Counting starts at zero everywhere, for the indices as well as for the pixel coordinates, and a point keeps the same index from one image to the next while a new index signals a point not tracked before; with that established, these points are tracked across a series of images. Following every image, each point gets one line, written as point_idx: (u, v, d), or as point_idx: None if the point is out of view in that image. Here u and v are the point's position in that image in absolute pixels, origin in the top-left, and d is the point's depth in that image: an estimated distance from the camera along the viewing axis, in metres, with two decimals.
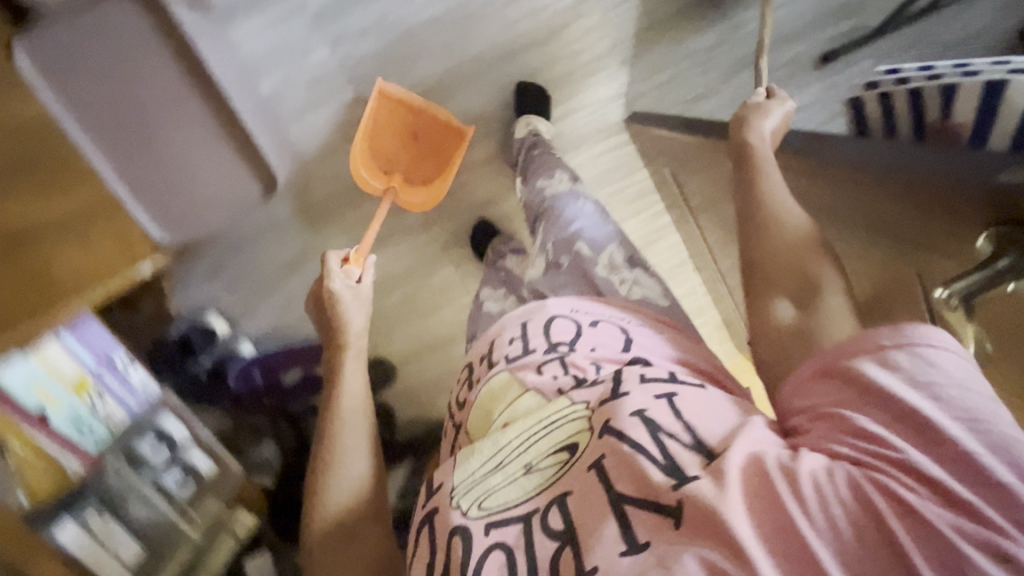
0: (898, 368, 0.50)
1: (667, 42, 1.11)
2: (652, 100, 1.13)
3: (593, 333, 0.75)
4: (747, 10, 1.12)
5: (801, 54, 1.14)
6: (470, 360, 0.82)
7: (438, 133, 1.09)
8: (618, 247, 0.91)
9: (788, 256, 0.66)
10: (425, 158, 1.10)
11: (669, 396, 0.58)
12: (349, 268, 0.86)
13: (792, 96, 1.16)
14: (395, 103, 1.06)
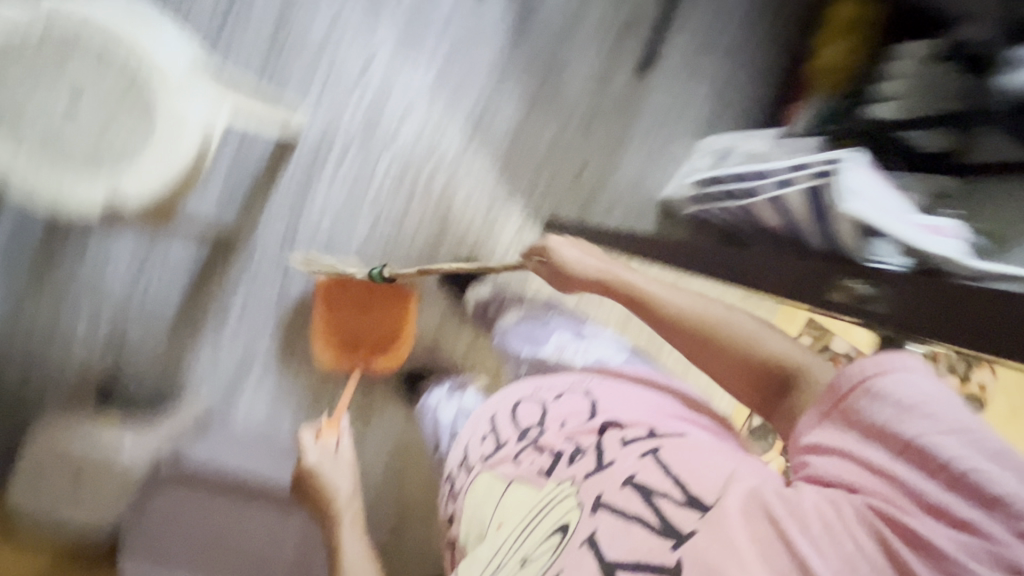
0: (885, 396, 0.47)
1: (525, 156, 1.22)
2: (551, 203, 1.24)
3: (560, 408, 0.71)
4: (560, 88, 1.23)
5: (624, 83, 1.26)
6: (450, 469, 0.79)
7: (384, 311, 1.15)
8: (563, 332, 0.97)
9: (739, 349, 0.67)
10: (374, 328, 1.15)
11: (654, 452, 0.57)
12: (322, 439, 1.00)
13: (644, 113, 1.27)
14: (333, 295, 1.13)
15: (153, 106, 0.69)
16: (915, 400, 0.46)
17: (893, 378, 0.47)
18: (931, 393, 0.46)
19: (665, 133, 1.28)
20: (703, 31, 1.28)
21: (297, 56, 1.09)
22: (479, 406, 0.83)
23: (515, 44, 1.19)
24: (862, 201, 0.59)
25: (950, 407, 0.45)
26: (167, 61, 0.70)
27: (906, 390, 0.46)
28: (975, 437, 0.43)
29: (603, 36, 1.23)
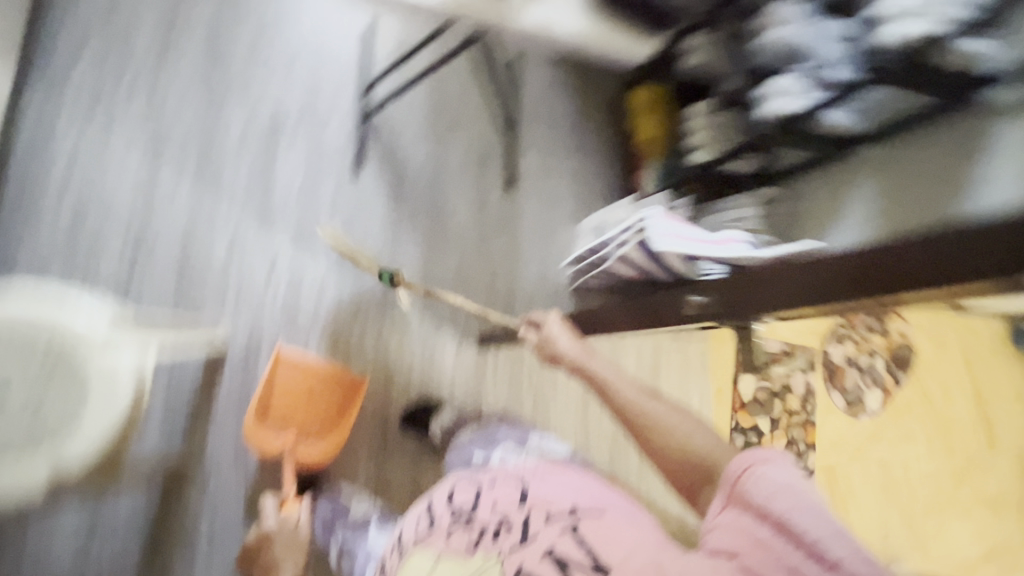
0: (762, 481, 0.61)
1: (439, 289, 1.29)
2: (477, 321, 1.31)
3: (495, 491, 0.76)
4: (448, 221, 1.33)
5: (500, 197, 1.38)
6: (384, 555, 0.82)
7: (335, 394, 1.10)
8: (506, 442, 0.98)
9: (679, 443, 0.73)
10: (317, 411, 1.08)
11: (572, 528, 0.68)
12: (285, 508, 0.93)
13: (526, 215, 1.39)
14: (285, 375, 1.06)
15: (81, 370, 0.73)
16: (783, 485, 0.60)
17: (761, 468, 0.62)
18: (792, 482, 0.61)
19: (550, 226, 1.41)
20: (550, 132, 1.44)
21: (203, 278, 1.13)
22: (419, 499, 0.82)
23: (398, 200, 1.28)
24: (675, 242, 0.73)
25: (804, 490, 0.60)
26: (83, 325, 0.75)
27: (772, 480, 0.61)
28: (813, 515, 0.58)
29: (469, 166, 1.36)
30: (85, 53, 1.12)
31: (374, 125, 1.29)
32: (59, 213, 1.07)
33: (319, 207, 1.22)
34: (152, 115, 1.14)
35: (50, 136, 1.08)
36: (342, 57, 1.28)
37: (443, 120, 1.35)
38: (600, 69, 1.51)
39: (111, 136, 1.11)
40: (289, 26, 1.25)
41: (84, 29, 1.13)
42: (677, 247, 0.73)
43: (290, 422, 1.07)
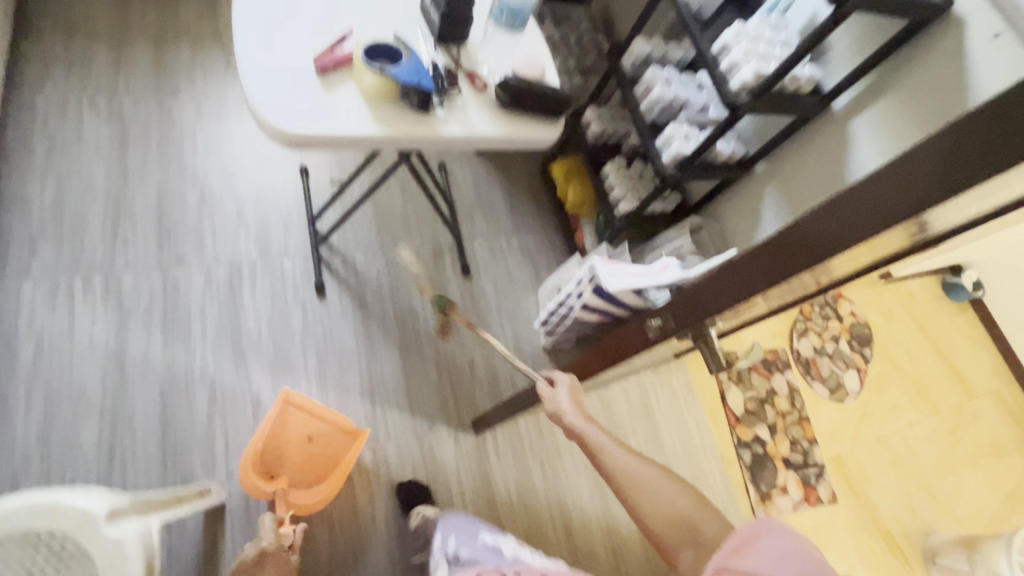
0: (762, 549, 0.62)
1: (424, 385, 1.32)
2: (468, 405, 1.33)
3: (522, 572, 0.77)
4: (418, 318, 1.38)
5: (460, 285, 1.46)
6: None
7: (332, 441, 1.15)
8: (504, 535, 0.99)
9: (661, 502, 0.77)
10: (314, 461, 1.14)
11: None
12: (283, 532, 0.98)
13: (488, 295, 1.48)
14: (288, 415, 1.14)
15: (90, 553, 0.64)
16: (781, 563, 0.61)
17: (761, 537, 0.64)
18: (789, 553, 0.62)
19: (512, 299, 1.49)
20: (489, 217, 1.56)
21: (189, 438, 1.11)
22: None
23: (365, 312, 1.34)
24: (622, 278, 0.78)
25: (806, 559, 0.60)
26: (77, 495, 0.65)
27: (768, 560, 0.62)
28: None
29: (423, 265, 1.44)
30: (39, 251, 1.16)
31: (327, 250, 1.37)
32: (30, 413, 1.05)
33: (291, 338, 1.26)
34: (113, 293, 1.17)
35: (12, 338, 1.09)
36: (285, 199, 1.37)
37: (390, 231, 1.44)
38: (518, 153, 1.67)
39: (74, 322, 1.13)
40: (231, 183, 1.35)
41: (34, 231, 1.17)
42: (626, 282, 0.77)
43: (282, 468, 1.12)
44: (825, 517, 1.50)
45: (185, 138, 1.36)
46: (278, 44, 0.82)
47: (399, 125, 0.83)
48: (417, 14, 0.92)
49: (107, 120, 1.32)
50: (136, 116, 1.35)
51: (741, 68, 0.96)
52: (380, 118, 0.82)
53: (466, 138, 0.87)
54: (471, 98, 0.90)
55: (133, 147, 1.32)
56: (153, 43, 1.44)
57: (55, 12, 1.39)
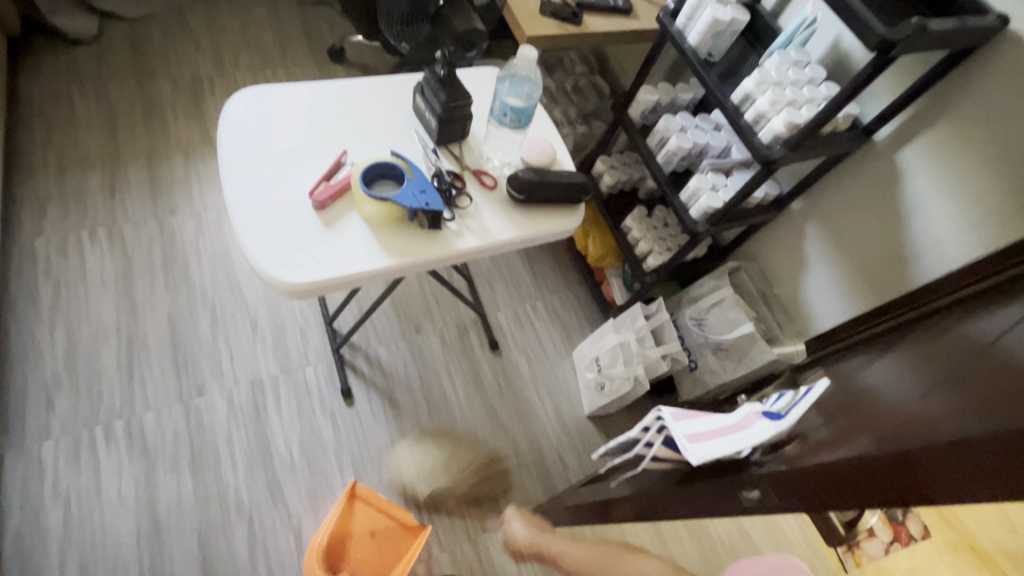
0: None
1: (470, 481, 1.23)
2: (520, 495, 1.24)
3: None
4: (453, 407, 1.30)
5: (491, 362, 1.37)
6: None
7: (395, 538, 1.09)
8: None
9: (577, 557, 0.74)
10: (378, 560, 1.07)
11: None
12: None
13: (522, 367, 1.39)
14: (357, 505, 1.09)
15: None
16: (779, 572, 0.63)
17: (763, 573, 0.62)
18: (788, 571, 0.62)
19: (547, 368, 1.40)
20: (509, 283, 1.48)
21: None
22: None
23: (397, 411, 1.27)
24: (702, 442, 0.54)
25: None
26: None
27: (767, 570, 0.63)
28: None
29: (450, 348, 1.37)
30: (57, 405, 1.11)
31: (348, 350, 1.30)
32: None
33: (325, 454, 1.19)
34: (136, 437, 1.12)
35: (40, 504, 1.03)
36: (299, 303, 1.32)
37: (411, 317, 1.38)
38: None
39: (101, 476, 1.08)
40: (243, 296, 1.30)
41: (49, 383, 1.13)
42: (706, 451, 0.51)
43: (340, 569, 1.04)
44: (921, 554, 1.37)
45: (190, 256, 1.32)
46: (274, 187, 0.76)
47: (414, 251, 0.76)
48: (414, 120, 0.87)
49: (110, 251, 1.29)
50: (138, 241, 1.31)
51: (771, 119, 0.88)
52: (392, 247, 0.75)
53: (484, 247, 0.79)
54: (482, 201, 0.83)
55: (139, 275, 1.28)
56: (146, 161, 1.41)
57: (45, 147, 1.36)
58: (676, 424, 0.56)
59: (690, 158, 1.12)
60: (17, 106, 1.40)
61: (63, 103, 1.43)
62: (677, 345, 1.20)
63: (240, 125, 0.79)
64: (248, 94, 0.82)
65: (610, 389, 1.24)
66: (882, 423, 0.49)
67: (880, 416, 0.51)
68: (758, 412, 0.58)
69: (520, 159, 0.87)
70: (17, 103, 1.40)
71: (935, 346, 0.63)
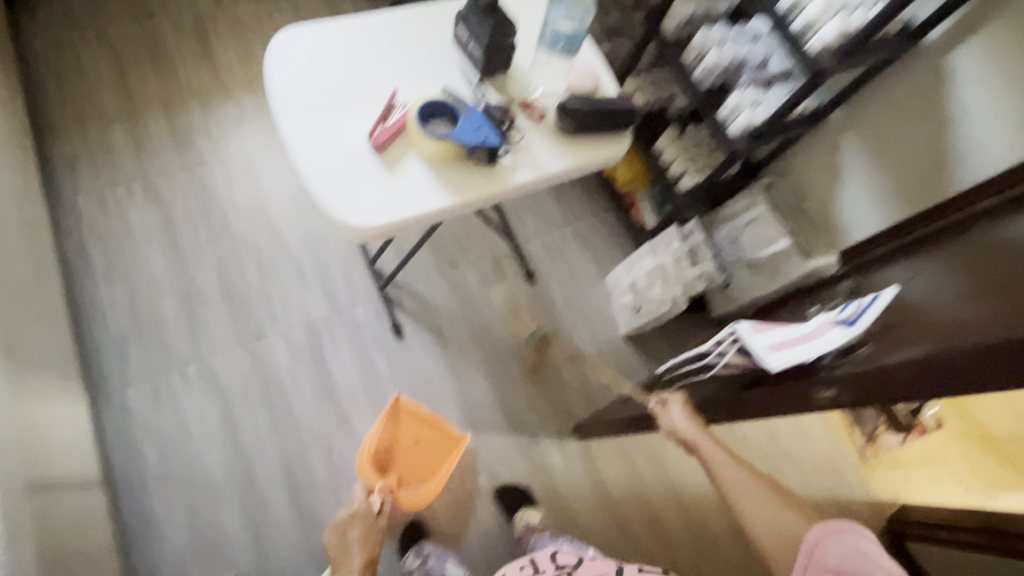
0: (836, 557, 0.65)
1: (518, 400, 1.32)
2: (565, 409, 1.34)
3: (598, 562, 0.81)
4: (495, 334, 1.37)
5: (528, 290, 1.43)
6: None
7: (437, 448, 1.18)
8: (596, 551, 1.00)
9: (736, 480, 0.77)
10: (422, 464, 1.17)
11: None
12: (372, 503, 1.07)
13: (558, 293, 1.44)
14: (402, 415, 1.18)
15: None
16: (850, 557, 0.64)
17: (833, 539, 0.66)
18: (879, 558, 0.63)
19: (582, 293, 1.45)
20: (539, 212, 1.50)
21: (318, 500, 1.16)
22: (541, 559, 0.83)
23: (444, 341, 1.34)
24: (782, 350, 0.59)
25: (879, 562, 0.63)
26: None
27: (840, 555, 0.65)
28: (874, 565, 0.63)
29: (488, 279, 1.41)
30: (130, 353, 1.19)
31: (392, 288, 1.35)
32: (174, 506, 1.11)
33: (383, 386, 1.27)
34: (208, 379, 1.20)
35: (133, 442, 1.14)
36: (338, 245, 1.35)
37: (446, 252, 1.41)
38: None
39: (183, 414, 1.17)
40: (283, 241, 1.33)
41: (118, 334, 1.20)
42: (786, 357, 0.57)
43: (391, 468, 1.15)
44: (933, 443, 1.46)
45: (226, 205, 1.33)
46: (330, 132, 0.77)
47: (474, 187, 0.78)
48: (454, 52, 0.85)
49: (147, 204, 1.30)
50: (172, 192, 1.32)
51: (822, 28, 0.86)
52: (451, 185, 0.77)
53: (539, 181, 0.81)
54: (533, 132, 0.83)
55: (180, 227, 1.30)
56: (164, 110, 1.38)
57: (61, 100, 1.34)
58: (753, 336, 0.61)
59: (727, 72, 1.08)
60: (25, 59, 1.36)
61: (69, 54, 1.39)
62: (712, 263, 1.25)
63: (287, 68, 0.79)
64: (287, 34, 0.81)
65: (648, 309, 1.30)
66: (935, 324, 0.54)
67: (932, 318, 0.56)
68: (824, 326, 0.62)
69: (566, 88, 0.86)
70: (24, 58, 1.37)
71: (981, 247, 0.66)
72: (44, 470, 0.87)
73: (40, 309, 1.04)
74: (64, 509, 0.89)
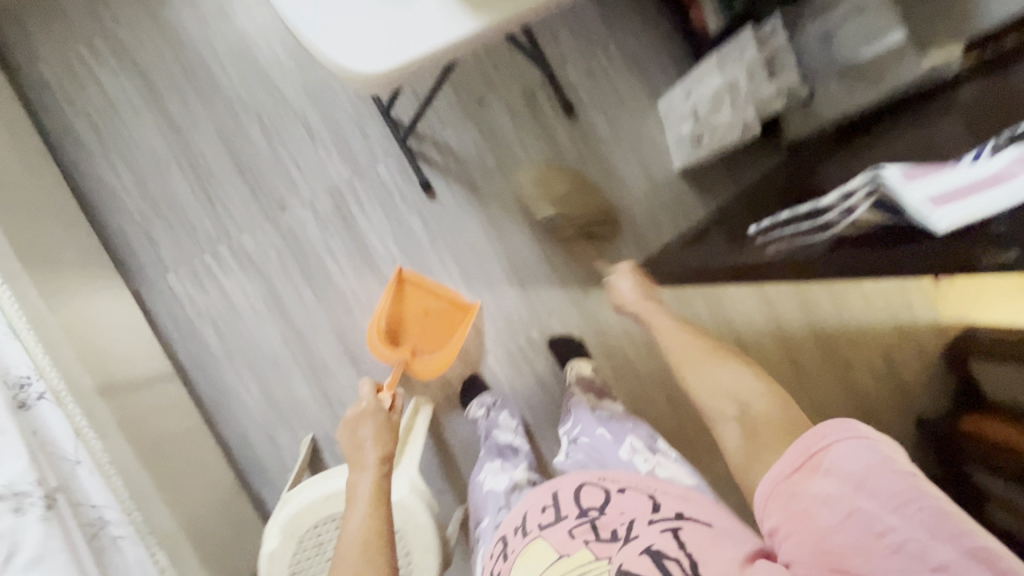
0: (832, 471, 0.54)
1: (566, 253, 1.24)
2: (617, 259, 1.26)
3: (623, 499, 0.71)
4: (535, 183, 1.24)
5: (568, 129, 1.24)
6: (506, 532, 0.77)
7: (446, 315, 1.18)
8: (635, 434, 0.90)
9: (686, 351, 0.82)
10: (432, 332, 1.17)
11: (674, 530, 0.65)
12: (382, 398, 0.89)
13: (603, 129, 1.25)
14: (409, 287, 1.17)
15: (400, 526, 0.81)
16: (837, 479, 0.53)
17: (837, 449, 0.55)
18: (876, 462, 0.52)
19: (631, 127, 1.26)
20: (576, 30, 1.24)
21: (377, 365, 1.18)
22: (558, 487, 0.77)
23: (481, 196, 1.22)
24: (947, 205, 0.44)
25: (887, 470, 0.51)
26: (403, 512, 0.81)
27: (826, 479, 0.54)
28: (881, 473, 0.51)
29: (521, 120, 1.23)
30: (156, 238, 1.13)
31: (414, 141, 1.19)
32: (243, 379, 1.14)
33: (421, 249, 1.20)
34: (243, 257, 1.15)
35: (189, 323, 1.14)
36: (346, 95, 1.16)
37: (469, 89, 1.21)
38: None
39: (228, 294, 1.15)
40: (282, 95, 1.15)
41: (139, 219, 1.13)
42: (956, 214, 0.43)
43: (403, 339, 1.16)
44: None
45: (209, 58, 1.14)
46: None
47: (502, 6, 0.63)
48: None
49: (119, 65, 1.12)
50: (141, 47, 1.12)
51: None
52: (474, 7, 0.63)
53: None
54: None
55: (166, 91, 1.13)
56: None
57: None
58: (908, 186, 0.46)
59: None
60: None
61: None
62: (796, 74, 1.04)
63: None
64: None
65: (712, 140, 1.12)
66: None
67: None
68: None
69: None
70: None
71: None
72: (104, 367, 0.90)
73: (44, 202, 0.96)
74: (138, 396, 0.95)
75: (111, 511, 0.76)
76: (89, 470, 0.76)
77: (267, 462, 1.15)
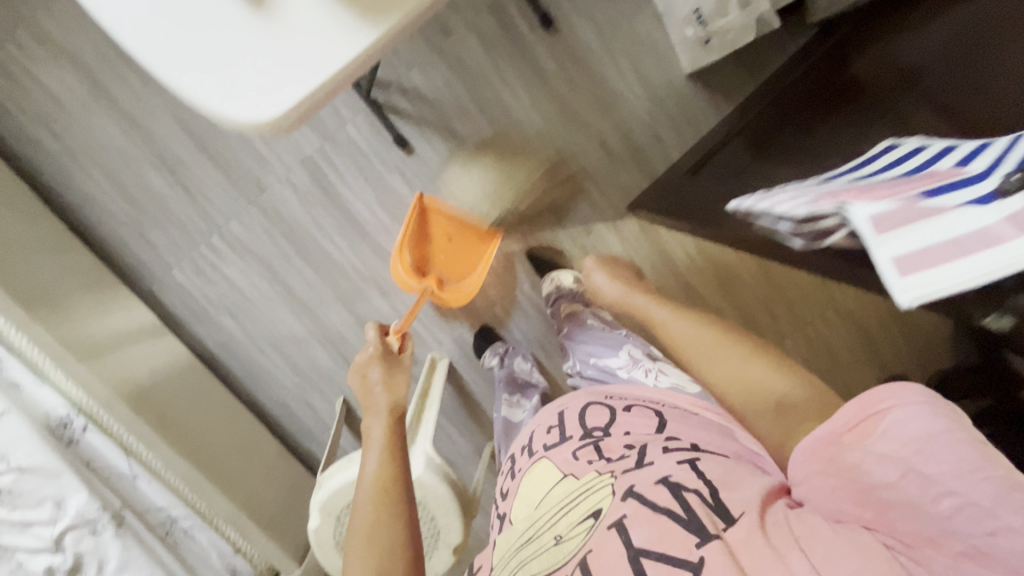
0: (891, 442, 0.48)
1: (563, 189, 1.16)
2: (619, 187, 1.16)
3: (628, 418, 0.72)
4: (520, 116, 1.12)
5: (549, 47, 1.09)
6: (513, 453, 0.81)
7: (468, 242, 1.11)
8: (630, 344, 0.93)
9: (719, 353, 0.74)
10: (458, 259, 1.12)
11: (692, 460, 0.60)
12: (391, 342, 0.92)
13: (591, 39, 1.09)
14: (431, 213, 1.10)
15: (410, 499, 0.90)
16: (898, 435, 0.48)
17: (895, 413, 0.49)
18: (938, 431, 0.46)
19: (622, 32, 1.09)
20: None
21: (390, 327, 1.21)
22: (574, 405, 0.77)
23: (463, 142, 1.12)
24: (916, 271, 0.39)
25: (951, 438, 0.45)
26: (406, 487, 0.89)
27: (885, 437, 0.49)
28: (942, 443, 0.45)
29: (493, 44, 1.07)
30: (151, 238, 1.13)
31: (380, 92, 1.07)
32: (268, 358, 1.20)
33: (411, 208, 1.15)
34: (236, 243, 1.14)
35: (205, 313, 1.17)
36: None
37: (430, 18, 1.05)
38: None
39: (233, 282, 1.16)
40: None
41: (129, 222, 1.12)
42: (920, 289, 0.39)
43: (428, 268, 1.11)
44: None
45: None
46: None
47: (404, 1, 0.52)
48: None
49: (53, 61, 1.03)
50: (70, 34, 1.03)
51: None
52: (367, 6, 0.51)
53: None
54: None
55: (112, 81, 1.05)
56: None
57: None
58: (878, 245, 0.41)
59: None
60: None
61: None
62: None
63: None
64: None
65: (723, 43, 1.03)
66: None
67: None
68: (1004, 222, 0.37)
69: None
70: None
71: None
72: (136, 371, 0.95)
73: (28, 227, 0.96)
74: (176, 388, 1.02)
75: (176, 509, 0.93)
76: (147, 481, 0.91)
77: (309, 424, 1.25)
